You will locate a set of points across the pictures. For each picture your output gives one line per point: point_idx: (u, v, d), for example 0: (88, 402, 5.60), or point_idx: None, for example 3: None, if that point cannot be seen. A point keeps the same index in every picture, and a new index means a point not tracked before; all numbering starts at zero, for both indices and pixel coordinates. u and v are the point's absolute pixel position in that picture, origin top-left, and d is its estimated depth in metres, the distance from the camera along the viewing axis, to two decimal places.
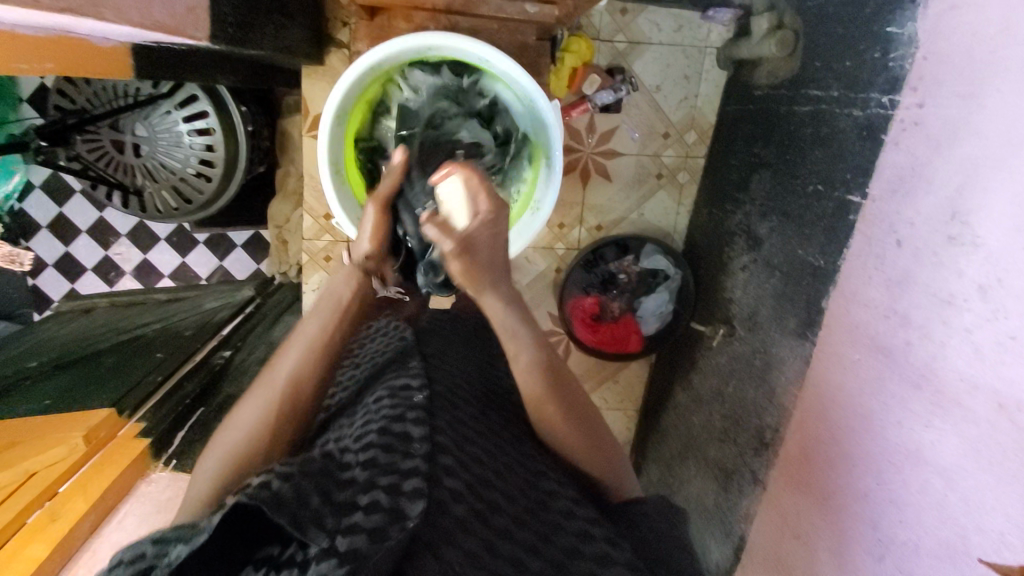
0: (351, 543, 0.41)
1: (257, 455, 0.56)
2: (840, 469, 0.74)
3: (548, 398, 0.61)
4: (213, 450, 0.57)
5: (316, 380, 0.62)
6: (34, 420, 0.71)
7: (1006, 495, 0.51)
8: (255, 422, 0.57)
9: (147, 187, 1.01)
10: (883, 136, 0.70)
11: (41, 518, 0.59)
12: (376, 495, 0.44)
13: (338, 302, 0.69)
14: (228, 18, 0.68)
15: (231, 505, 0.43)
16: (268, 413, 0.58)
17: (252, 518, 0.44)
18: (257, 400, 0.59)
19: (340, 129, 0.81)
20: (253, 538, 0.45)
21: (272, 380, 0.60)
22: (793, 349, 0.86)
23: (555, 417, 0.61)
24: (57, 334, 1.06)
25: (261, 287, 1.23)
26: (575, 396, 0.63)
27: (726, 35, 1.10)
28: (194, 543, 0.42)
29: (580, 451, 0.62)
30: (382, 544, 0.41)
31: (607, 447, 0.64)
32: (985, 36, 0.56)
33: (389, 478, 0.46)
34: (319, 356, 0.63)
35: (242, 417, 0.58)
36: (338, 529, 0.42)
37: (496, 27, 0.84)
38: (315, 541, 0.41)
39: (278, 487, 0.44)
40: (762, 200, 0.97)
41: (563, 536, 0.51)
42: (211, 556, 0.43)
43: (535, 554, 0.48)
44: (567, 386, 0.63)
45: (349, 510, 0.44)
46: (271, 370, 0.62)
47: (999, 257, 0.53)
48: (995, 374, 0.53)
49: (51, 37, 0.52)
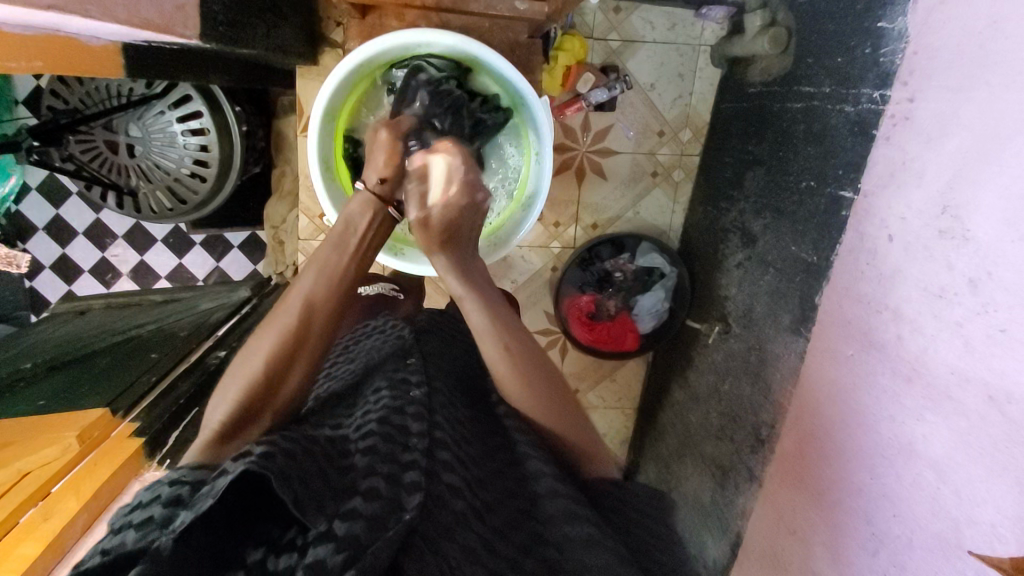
0: (349, 529, 0.41)
1: (272, 385, 0.57)
2: (834, 465, 0.74)
3: (515, 377, 0.61)
4: (228, 381, 0.58)
5: (328, 309, 0.64)
6: (28, 420, 0.71)
7: (998, 488, 0.51)
8: (271, 351, 0.58)
9: (142, 187, 1.01)
10: (875, 132, 0.70)
11: (33, 518, 0.58)
12: (375, 482, 0.44)
13: (349, 230, 0.71)
14: (218, 16, 0.68)
15: (240, 472, 0.42)
16: (283, 342, 0.59)
17: (254, 496, 0.43)
18: (272, 328, 0.60)
19: (330, 127, 0.81)
20: (256, 512, 0.43)
21: (288, 304, 0.62)
22: (788, 345, 0.85)
23: (518, 391, 0.61)
24: (53, 334, 1.06)
25: (257, 288, 1.23)
26: (544, 370, 0.63)
27: (719, 33, 1.10)
28: (199, 509, 0.40)
29: (553, 426, 0.60)
30: (381, 534, 0.41)
31: (589, 432, 0.61)
32: (973, 30, 0.56)
33: (389, 467, 0.46)
34: (332, 287, 0.65)
35: (259, 346, 0.59)
36: (336, 513, 0.42)
37: (488, 25, 0.84)
38: (314, 524, 0.41)
39: (283, 461, 0.44)
40: (756, 197, 0.97)
41: (552, 530, 0.48)
42: (221, 528, 0.41)
43: (530, 554, 0.47)
44: (533, 361, 0.63)
45: (349, 496, 0.44)
46: (288, 294, 0.63)
47: (989, 250, 0.53)
48: (986, 366, 0.53)
49: (40, 37, 0.52)
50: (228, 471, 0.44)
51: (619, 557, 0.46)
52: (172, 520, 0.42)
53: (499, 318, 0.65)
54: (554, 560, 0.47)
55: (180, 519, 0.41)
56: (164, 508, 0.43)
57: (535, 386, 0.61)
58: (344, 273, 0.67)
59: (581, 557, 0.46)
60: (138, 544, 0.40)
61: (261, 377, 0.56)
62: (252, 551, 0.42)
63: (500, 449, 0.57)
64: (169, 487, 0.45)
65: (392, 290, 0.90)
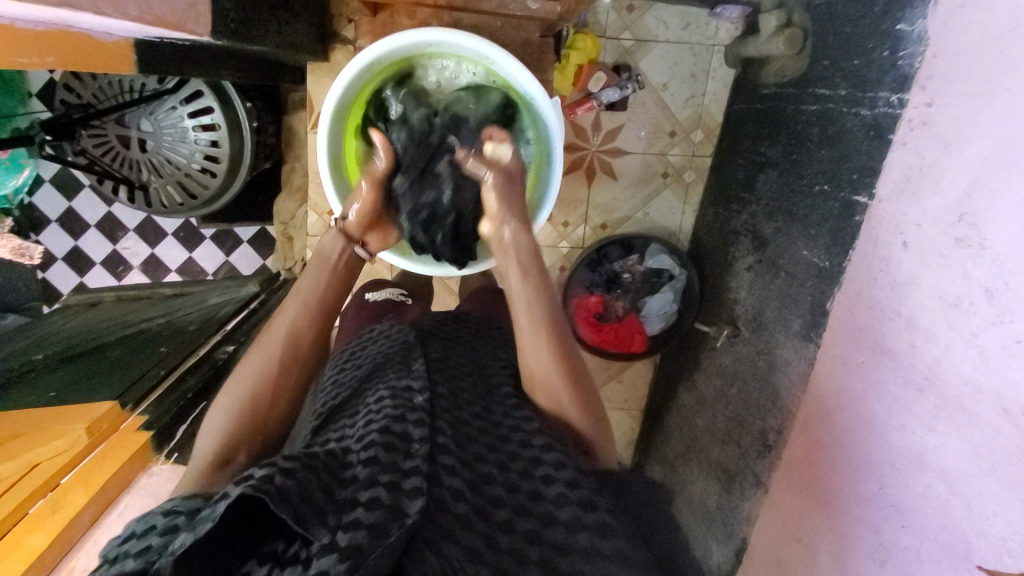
0: (351, 538, 0.41)
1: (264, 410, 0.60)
2: (841, 472, 0.73)
3: (561, 378, 0.62)
4: (219, 404, 0.60)
5: (311, 336, 0.68)
6: (38, 410, 0.72)
7: (1008, 501, 0.51)
8: (253, 387, 0.60)
9: (154, 182, 1.02)
10: (891, 136, 0.69)
11: (43, 508, 0.59)
12: (376, 492, 0.44)
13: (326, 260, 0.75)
14: (230, 14, 0.67)
15: (235, 494, 0.42)
16: (268, 372, 0.62)
17: (260, 509, 0.43)
18: (249, 367, 0.63)
19: (339, 127, 0.80)
20: (256, 532, 0.43)
21: (258, 349, 0.64)
22: (797, 351, 0.85)
23: (560, 381, 0.62)
24: (64, 326, 1.07)
25: (267, 282, 1.24)
26: (579, 364, 0.65)
27: (733, 32, 1.09)
28: (199, 532, 0.41)
29: (582, 420, 0.62)
30: (383, 540, 0.41)
31: (607, 439, 0.64)
32: (995, 34, 0.55)
33: (391, 476, 0.46)
34: (313, 312, 0.69)
35: (229, 393, 0.61)
36: (339, 525, 0.42)
37: (499, 24, 0.84)
38: (316, 536, 0.41)
39: (282, 481, 0.43)
40: (768, 200, 0.96)
41: (563, 510, 0.49)
42: (216, 546, 0.41)
43: (536, 541, 0.48)
44: (576, 363, 0.64)
45: (350, 507, 0.44)
46: (273, 321, 0.68)
47: (1007, 259, 0.52)
48: (1000, 379, 0.52)
49: (54, 30, 0.52)
50: (226, 494, 0.43)
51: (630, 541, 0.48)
52: (170, 543, 0.41)
53: (556, 319, 0.67)
54: (562, 541, 0.48)
55: (179, 541, 0.41)
56: (161, 536, 0.43)
57: (570, 374, 0.63)
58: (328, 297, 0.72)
59: (592, 543, 0.47)
60: (137, 566, 0.40)
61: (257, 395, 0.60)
62: (256, 567, 0.42)
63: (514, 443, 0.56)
64: (164, 517, 0.45)
65: (400, 294, 0.91)
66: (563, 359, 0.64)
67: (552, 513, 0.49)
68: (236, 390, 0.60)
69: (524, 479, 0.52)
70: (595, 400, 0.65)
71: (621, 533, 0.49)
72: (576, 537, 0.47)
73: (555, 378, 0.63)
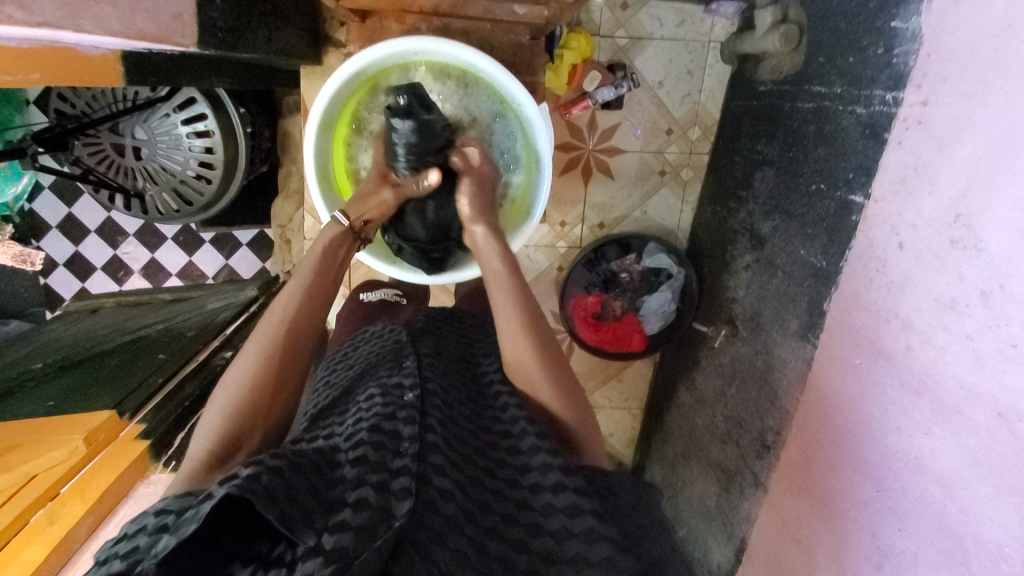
0: (337, 541, 0.41)
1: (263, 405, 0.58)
2: (839, 474, 0.73)
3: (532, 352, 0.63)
4: (217, 399, 0.58)
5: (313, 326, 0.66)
6: (34, 421, 0.72)
7: (1005, 507, 0.50)
8: (254, 380, 0.58)
9: (150, 189, 1.02)
10: (887, 136, 0.68)
11: (41, 520, 0.59)
12: (364, 492, 0.45)
13: (330, 258, 0.72)
14: (217, 23, 0.67)
15: (219, 495, 0.41)
16: (266, 366, 0.59)
17: (244, 510, 0.43)
18: (247, 367, 0.59)
19: (326, 135, 0.81)
20: (243, 531, 0.43)
21: (255, 345, 0.61)
22: (794, 351, 0.84)
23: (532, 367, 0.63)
24: (65, 333, 1.08)
25: (265, 286, 1.23)
26: (552, 343, 0.65)
27: (729, 29, 1.08)
28: (183, 535, 0.40)
29: (555, 406, 0.61)
30: (369, 544, 0.42)
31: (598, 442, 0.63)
32: (990, 32, 0.54)
33: (379, 476, 0.46)
34: (314, 302, 0.67)
35: (221, 399, 0.57)
36: (325, 527, 0.43)
37: (489, 27, 0.83)
38: (303, 540, 0.42)
39: (269, 480, 0.43)
40: (765, 199, 0.95)
41: (551, 521, 0.48)
42: (200, 546, 0.41)
43: (524, 550, 0.47)
44: (551, 344, 0.65)
45: (338, 508, 0.44)
46: (269, 313, 0.64)
47: (1001, 262, 0.52)
48: (995, 382, 0.52)
49: (38, 48, 0.52)
50: (212, 494, 0.43)
51: (617, 546, 0.46)
52: (154, 546, 0.41)
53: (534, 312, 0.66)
54: (550, 550, 0.47)
55: (163, 543, 0.40)
56: (150, 535, 0.42)
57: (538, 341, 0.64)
58: (324, 293, 0.69)
59: (582, 550, 0.46)
60: (123, 567, 0.39)
61: (253, 384, 0.58)
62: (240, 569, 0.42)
63: (500, 443, 0.58)
64: (154, 516, 0.44)
65: (395, 294, 0.92)
66: (535, 337, 0.64)
67: (540, 524, 0.49)
68: (229, 394, 0.57)
69: (511, 489, 0.52)
70: (574, 384, 0.64)
71: (607, 537, 0.46)
72: (564, 546, 0.47)
73: (523, 348, 0.63)
